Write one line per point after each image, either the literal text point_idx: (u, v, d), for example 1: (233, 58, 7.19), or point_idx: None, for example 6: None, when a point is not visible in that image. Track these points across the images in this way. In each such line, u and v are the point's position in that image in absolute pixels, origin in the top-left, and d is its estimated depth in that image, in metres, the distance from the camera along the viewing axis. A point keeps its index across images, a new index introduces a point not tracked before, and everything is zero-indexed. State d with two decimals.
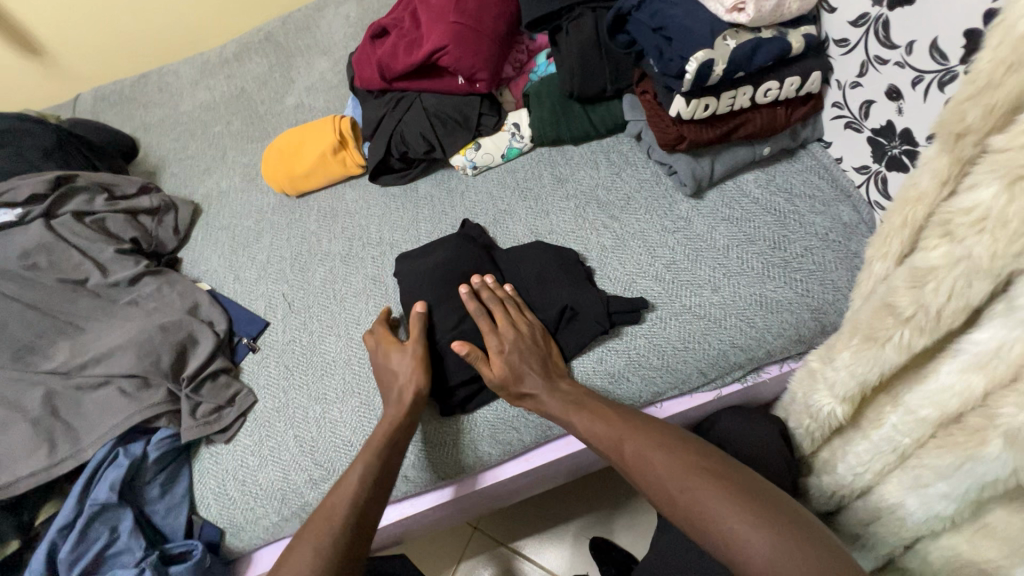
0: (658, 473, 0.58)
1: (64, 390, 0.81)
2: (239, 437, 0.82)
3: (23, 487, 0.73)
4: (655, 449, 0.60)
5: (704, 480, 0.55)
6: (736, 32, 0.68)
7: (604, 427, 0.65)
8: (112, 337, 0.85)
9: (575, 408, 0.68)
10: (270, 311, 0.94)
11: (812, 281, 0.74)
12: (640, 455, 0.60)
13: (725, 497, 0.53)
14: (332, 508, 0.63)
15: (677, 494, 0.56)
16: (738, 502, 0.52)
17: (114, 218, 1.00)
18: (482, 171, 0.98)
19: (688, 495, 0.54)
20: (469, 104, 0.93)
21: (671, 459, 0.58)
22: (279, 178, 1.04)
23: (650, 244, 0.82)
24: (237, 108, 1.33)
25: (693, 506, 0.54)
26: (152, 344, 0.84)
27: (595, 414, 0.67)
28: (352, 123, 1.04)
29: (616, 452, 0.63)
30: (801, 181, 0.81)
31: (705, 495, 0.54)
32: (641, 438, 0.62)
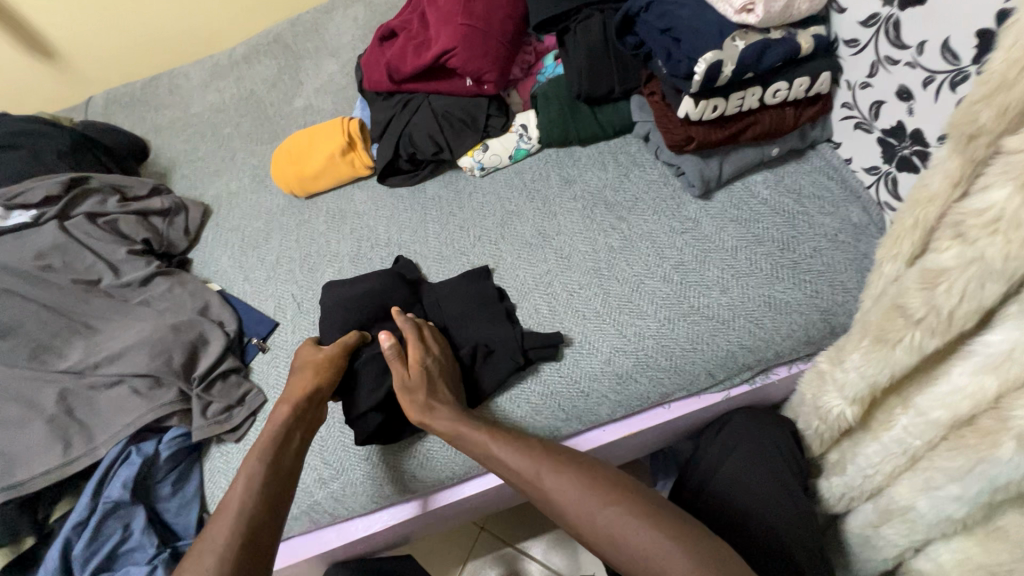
0: (581, 501, 0.61)
1: (78, 389, 0.82)
2: (249, 436, 0.83)
3: (38, 484, 0.74)
4: (573, 478, 0.63)
5: (620, 506, 0.60)
6: (745, 33, 0.68)
7: (522, 459, 0.65)
8: (125, 337, 0.86)
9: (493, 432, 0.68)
10: (280, 311, 0.95)
11: (821, 282, 0.74)
12: (561, 485, 0.63)
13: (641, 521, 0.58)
14: (211, 540, 0.59)
15: (600, 516, 0.60)
16: (649, 520, 0.58)
17: (126, 219, 1.01)
18: (490, 172, 0.98)
19: (613, 516, 0.60)
20: (477, 106, 0.93)
21: (588, 488, 0.62)
22: (288, 180, 1.05)
23: (657, 245, 0.82)
24: (246, 110, 1.34)
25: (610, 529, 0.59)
26: (164, 343, 0.85)
27: (516, 445, 0.67)
28: (361, 125, 1.04)
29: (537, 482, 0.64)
30: (811, 182, 0.81)
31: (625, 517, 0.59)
32: (560, 467, 0.64)
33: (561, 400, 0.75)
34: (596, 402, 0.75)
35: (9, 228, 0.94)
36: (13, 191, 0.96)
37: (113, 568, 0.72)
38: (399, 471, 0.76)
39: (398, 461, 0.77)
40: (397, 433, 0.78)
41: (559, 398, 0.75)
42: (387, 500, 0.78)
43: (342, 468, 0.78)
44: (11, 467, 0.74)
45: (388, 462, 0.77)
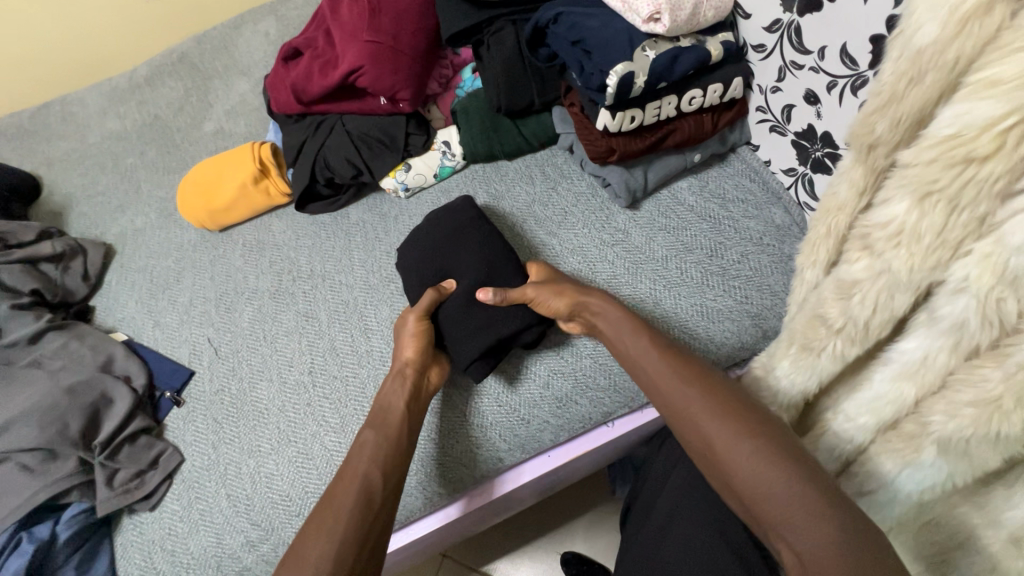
0: (704, 417, 0.53)
1: None
2: (166, 502, 0.76)
3: None
4: (705, 400, 0.54)
5: (751, 442, 0.50)
6: (654, 42, 0.67)
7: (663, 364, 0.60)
8: (10, 407, 0.76)
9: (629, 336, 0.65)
10: (195, 359, 0.87)
11: (750, 287, 0.74)
12: (694, 398, 0.55)
13: (775, 463, 0.48)
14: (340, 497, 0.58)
15: (727, 449, 0.51)
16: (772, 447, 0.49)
17: (8, 269, 0.89)
18: (416, 193, 0.94)
19: (741, 452, 0.49)
20: (395, 124, 0.89)
21: (728, 411, 0.53)
22: (197, 213, 0.97)
23: (590, 259, 0.80)
24: (150, 137, 1.24)
25: (740, 465, 0.49)
26: (57, 410, 0.76)
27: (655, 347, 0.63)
28: (273, 149, 0.98)
29: (672, 385, 0.58)
30: (734, 186, 0.81)
31: (753, 451, 0.49)
32: (703, 383, 0.57)
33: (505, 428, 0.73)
34: (538, 428, 0.73)
35: None
36: None
37: None
38: None
39: None
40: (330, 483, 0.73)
41: (500, 427, 0.73)
42: None
43: (273, 527, 0.72)
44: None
45: None
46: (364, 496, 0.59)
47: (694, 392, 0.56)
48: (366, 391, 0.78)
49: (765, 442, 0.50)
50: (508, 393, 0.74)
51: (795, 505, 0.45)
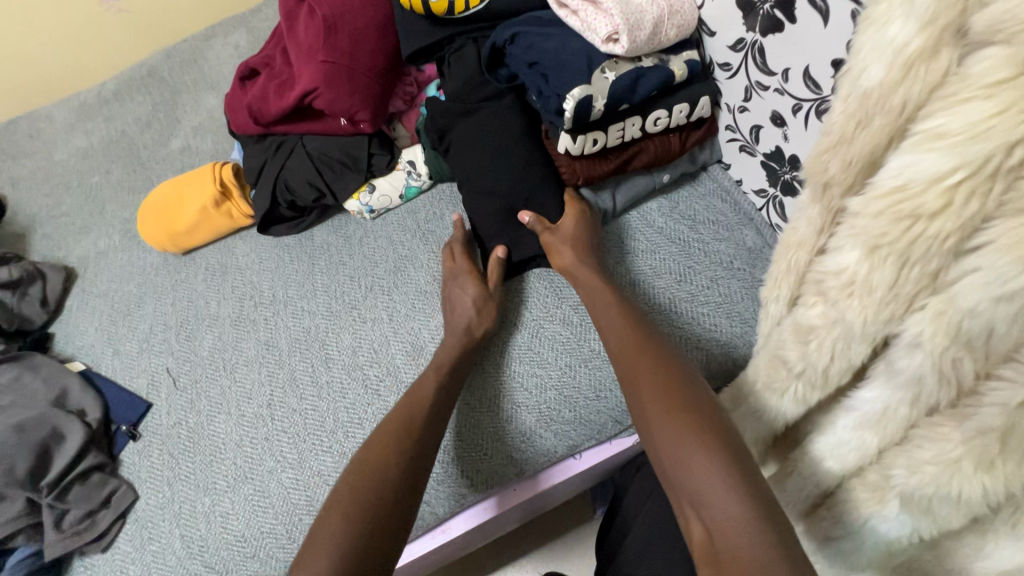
0: (652, 397, 0.54)
1: None
2: (118, 543, 0.73)
3: None
4: (659, 374, 0.55)
5: (685, 421, 0.50)
6: (614, 63, 0.64)
7: (620, 339, 0.61)
8: None
9: (604, 315, 0.65)
10: (152, 390, 0.85)
11: (719, 315, 0.71)
12: (645, 372, 0.56)
13: (704, 446, 0.48)
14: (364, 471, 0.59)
15: (662, 425, 0.51)
16: (695, 424, 0.50)
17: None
18: (381, 214, 0.91)
19: (675, 431, 0.50)
20: (357, 145, 0.86)
21: (666, 384, 0.54)
22: (157, 236, 0.94)
23: (556, 285, 0.78)
24: (117, 154, 1.22)
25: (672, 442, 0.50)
26: (3, 449, 0.73)
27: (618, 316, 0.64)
28: (234, 170, 0.95)
29: (623, 359, 0.59)
30: (704, 207, 0.79)
31: (682, 430, 0.50)
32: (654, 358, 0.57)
33: (481, 454, 0.70)
34: (501, 463, 0.70)
35: None
36: None
37: None
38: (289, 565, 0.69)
39: (287, 555, 0.69)
40: (285, 523, 0.70)
41: (461, 463, 0.69)
42: None
43: (227, 569, 0.69)
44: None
45: (276, 558, 0.69)
46: (373, 491, 0.56)
47: (647, 367, 0.57)
48: (325, 424, 0.75)
49: (701, 426, 0.50)
50: (469, 427, 0.71)
51: (714, 485, 0.45)
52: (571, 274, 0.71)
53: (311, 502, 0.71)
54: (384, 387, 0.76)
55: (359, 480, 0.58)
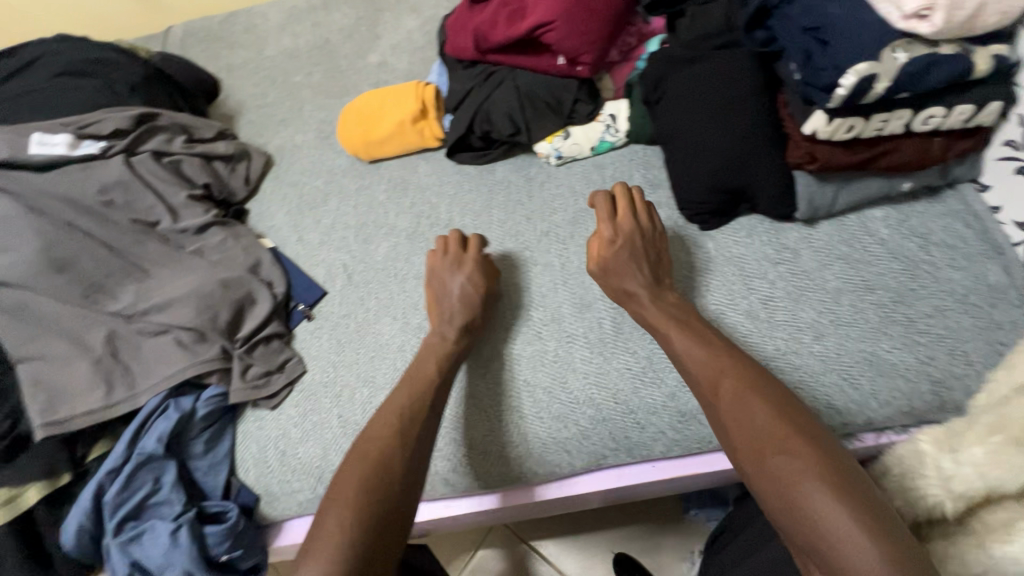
0: (769, 431, 0.53)
1: (126, 333, 0.79)
2: (284, 406, 0.81)
3: (81, 423, 0.72)
4: (764, 404, 0.56)
5: (794, 458, 0.51)
6: (908, 43, 0.57)
7: (704, 364, 0.62)
8: (176, 286, 0.84)
9: (674, 330, 0.66)
10: (329, 280, 0.92)
11: (939, 349, 0.63)
12: (738, 406, 0.57)
13: (819, 479, 0.48)
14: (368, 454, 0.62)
15: (767, 459, 0.52)
16: (807, 457, 0.50)
17: (189, 162, 0.99)
18: (567, 162, 0.90)
19: (780, 463, 0.51)
20: (566, 88, 0.85)
21: (769, 419, 0.54)
22: (353, 140, 1.00)
23: (746, 273, 0.73)
24: (319, 59, 1.30)
25: (783, 480, 0.50)
26: (211, 299, 0.83)
27: (696, 338, 0.64)
28: (436, 93, 0.98)
29: (712, 392, 0.60)
30: (942, 228, 0.70)
31: (788, 464, 0.50)
32: (747, 385, 0.58)
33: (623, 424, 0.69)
34: (651, 436, 0.69)
35: (74, 158, 0.89)
36: (82, 120, 0.92)
37: (139, 518, 0.72)
38: (429, 471, 0.73)
39: (429, 462, 0.73)
40: (434, 433, 0.74)
41: (612, 425, 0.70)
42: (412, 497, 0.75)
43: None
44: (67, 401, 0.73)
45: None
46: (384, 477, 0.60)
47: (734, 400, 0.57)
48: (483, 352, 0.77)
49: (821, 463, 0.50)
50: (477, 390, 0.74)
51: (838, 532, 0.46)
52: (436, 330, 0.76)
53: (460, 419, 0.74)
54: (546, 332, 0.77)
55: (374, 463, 0.61)
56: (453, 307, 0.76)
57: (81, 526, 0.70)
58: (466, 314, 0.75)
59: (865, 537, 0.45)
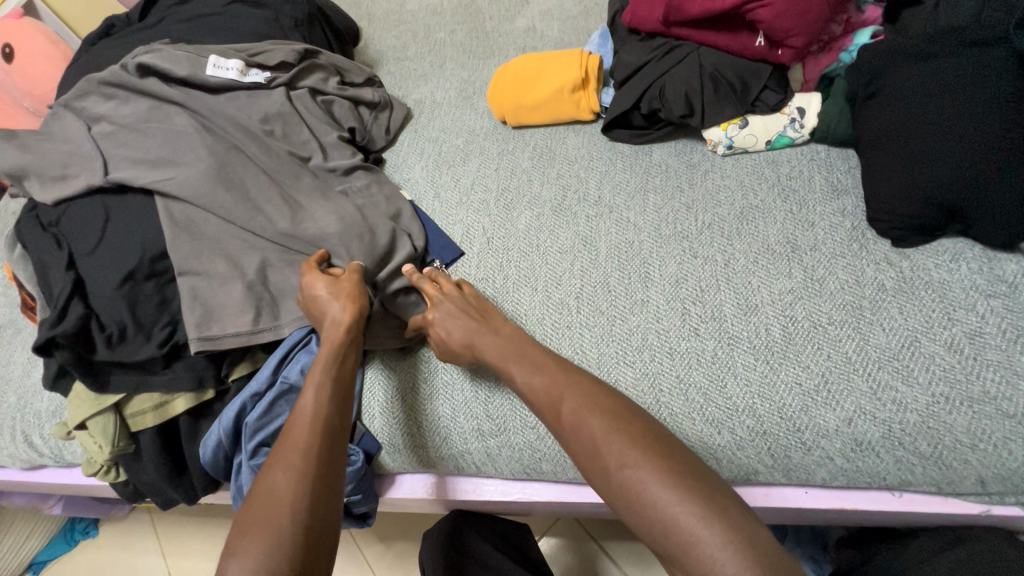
0: (595, 441, 0.54)
1: (277, 263, 0.78)
2: (417, 360, 0.80)
3: (230, 343, 0.72)
4: (596, 414, 0.55)
5: (642, 456, 0.51)
6: None
7: (541, 386, 0.60)
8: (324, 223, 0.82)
9: (514, 362, 0.64)
10: (467, 241, 0.90)
11: None
12: (579, 419, 0.56)
13: (696, 496, 0.48)
14: (274, 488, 0.53)
15: (613, 469, 0.52)
16: (641, 454, 0.51)
17: (339, 103, 0.99)
18: (735, 153, 0.84)
19: (622, 470, 0.51)
20: (756, 72, 0.79)
21: (605, 427, 0.54)
22: (505, 103, 0.97)
23: (949, 302, 0.65)
24: (463, 18, 1.27)
25: (631, 482, 0.50)
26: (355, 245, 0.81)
27: (533, 364, 0.63)
28: (599, 63, 0.93)
29: (552, 411, 0.58)
30: None
31: (634, 472, 0.50)
32: (583, 399, 0.57)
33: (785, 443, 0.64)
34: (815, 461, 0.63)
35: (243, 84, 0.90)
36: (252, 49, 0.93)
37: (273, 446, 0.72)
38: (563, 452, 0.70)
39: None
40: None
41: (772, 440, 0.64)
42: (539, 475, 0.73)
43: (505, 428, 0.72)
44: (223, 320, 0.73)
45: (553, 440, 0.71)
46: (284, 514, 0.51)
47: (574, 413, 0.56)
48: (631, 340, 0.73)
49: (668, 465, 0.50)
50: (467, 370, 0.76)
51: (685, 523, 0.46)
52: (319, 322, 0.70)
53: None
54: (703, 329, 0.71)
55: (283, 490, 0.53)
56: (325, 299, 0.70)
57: (220, 442, 0.72)
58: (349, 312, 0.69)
59: (724, 538, 0.45)
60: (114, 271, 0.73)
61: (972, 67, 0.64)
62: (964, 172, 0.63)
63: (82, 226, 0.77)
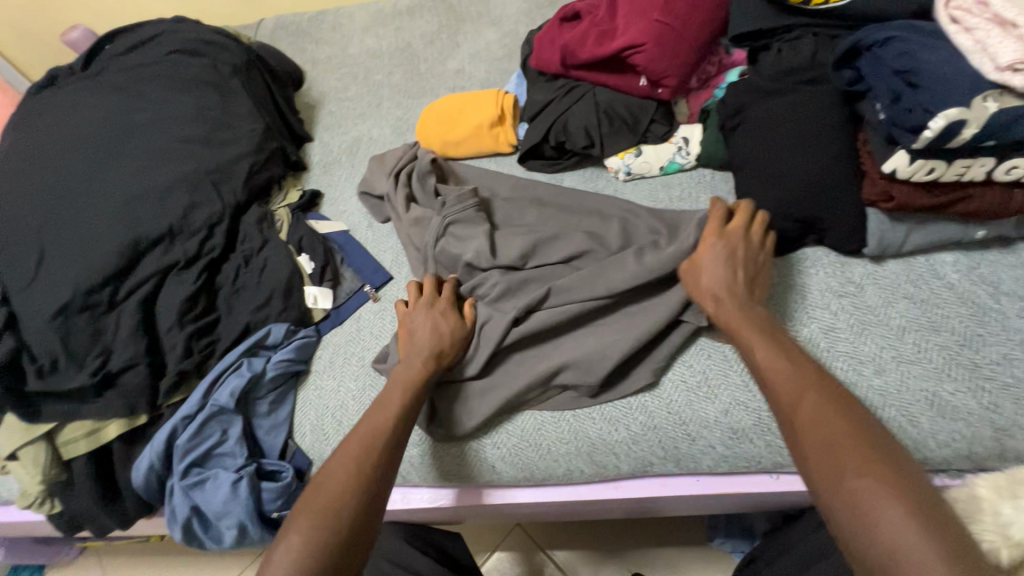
0: (840, 443, 0.52)
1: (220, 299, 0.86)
2: (344, 379, 0.84)
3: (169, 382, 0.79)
4: (836, 415, 0.55)
5: (876, 474, 0.50)
6: (1000, 94, 0.58)
7: (785, 368, 0.60)
8: (262, 266, 0.89)
9: (756, 338, 0.64)
10: (396, 266, 0.94)
11: (1003, 396, 0.64)
12: (823, 421, 0.55)
13: (909, 509, 0.47)
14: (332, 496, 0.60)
15: (846, 472, 0.51)
16: (901, 490, 0.48)
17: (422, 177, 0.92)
18: (635, 179, 0.93)
19: (858, 480, 0.50)
20: (643, 108, 0.89)
21: (841, 429, 0.54)
22: (431, 139, 1.05)
23: (809, 301, 0.74)
24: (400, 61, 1.36)
25: (856, 492, 0.49)
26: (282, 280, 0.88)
27: (780, 353, 0.62)
28: (515, 102, 1.02)
29: (790, 398, 0.58)
30: (1012, 278, 0.70)
31: (869, 483, 0.49)
32: (828, 398, 0.56)
33: (671, 436, 0.71)
34: (700, 449, 0.71)
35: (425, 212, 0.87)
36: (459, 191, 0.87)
37: (204, 466, 0.76)
38: (480, 457, 0.75)
39: (481, 448, 0.75)
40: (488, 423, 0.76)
41: (662, 433, 0.71)
42: (458, 481, 0.77)
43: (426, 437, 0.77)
44: (174, 355, 0.80)
45: (472, 446, 0.76)
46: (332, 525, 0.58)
47: (820, 407, 0.55)
48: None
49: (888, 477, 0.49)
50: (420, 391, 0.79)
51: (900, 541, 0.45)
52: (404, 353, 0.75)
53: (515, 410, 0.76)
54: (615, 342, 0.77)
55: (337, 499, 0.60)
56: (427, 333, 0.75)
57: (152, 466, 0.75)
58: (437, 343, 0.74)
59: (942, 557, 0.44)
60: (49, 304, 0.80)
61: (809, 101, 0.74)
62: (809, 189, 0.73)
63: (17, 266, 0.84)
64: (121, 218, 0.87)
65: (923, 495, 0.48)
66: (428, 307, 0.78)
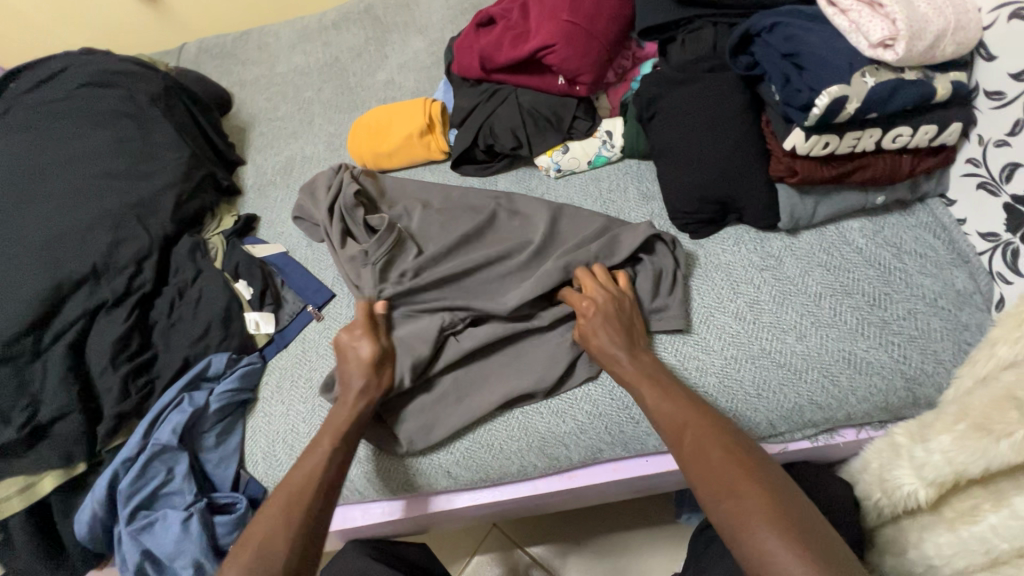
0: (716, 468, 0.57)
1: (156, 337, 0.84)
2: (296, 402, 0.83)
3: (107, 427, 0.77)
4: (714, 442, 0.59)
5: (756, 492, 0.54)
6: (876, 69, 0.63)
7: (673, 406, 0.64)
8: (198, 297, 0.87)
9: (647, 387, 0.67)
10: (337, 283, 0.93)
11: (910, 348, 0.69)
12: (705, 448, 0.59)
13: (783, 523, 0.51)
14: (271, 532, 0.59)
15: (727, 490, 0.55)
16: (774, 505, 0.53)
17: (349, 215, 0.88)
18: (566, 175, 0.95)
19: (735, 499, 0.54)
20: (565, 105, 0.91)
21: (719, 453, 0.58)
22: (363, 152, 1.05)
23: (733, 278, 0.78)
24: (328, 76, 1.35)
25: (735, 510, 0.54)
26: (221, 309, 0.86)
27: (665, 390, 0.66)
28: (442, 109, 1.03)
29: (675, 436, 0.62)
30: (913, 238, 0.76)
31: (746, 502, 0.53)
32: (710, 427, 0.61)
33: (616, 422, 0.74)
34: (644, 431, 0.73)
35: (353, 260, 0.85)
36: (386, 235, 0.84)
37: (151, 508, 0.74)
38: (434, 464, 0.76)
39: (434, 455, 0.76)
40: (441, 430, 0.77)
41: (608, 419, 0.74)
42: (417, 490, 0.77)
43: (378, 452, 0.77)
44: (109, 398, 0.78)
45: (424, 453, 0.76)
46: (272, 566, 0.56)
47: (700, 436, 0.60)
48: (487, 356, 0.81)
49: (764, 497, 0.54)
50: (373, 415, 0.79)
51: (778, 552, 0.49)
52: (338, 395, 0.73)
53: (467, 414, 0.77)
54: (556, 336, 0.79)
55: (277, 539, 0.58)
56: (353, 373, 0.72)
57: (94, 514, 0.73)
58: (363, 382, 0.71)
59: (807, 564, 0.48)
60: None
61: (715, 86, 0.78)
62: (723, 170, 0.76)
63: None
64: (41, 263, 0.84)
65: (794, 507, 0.53)
66: (359, 339, 0.74)
